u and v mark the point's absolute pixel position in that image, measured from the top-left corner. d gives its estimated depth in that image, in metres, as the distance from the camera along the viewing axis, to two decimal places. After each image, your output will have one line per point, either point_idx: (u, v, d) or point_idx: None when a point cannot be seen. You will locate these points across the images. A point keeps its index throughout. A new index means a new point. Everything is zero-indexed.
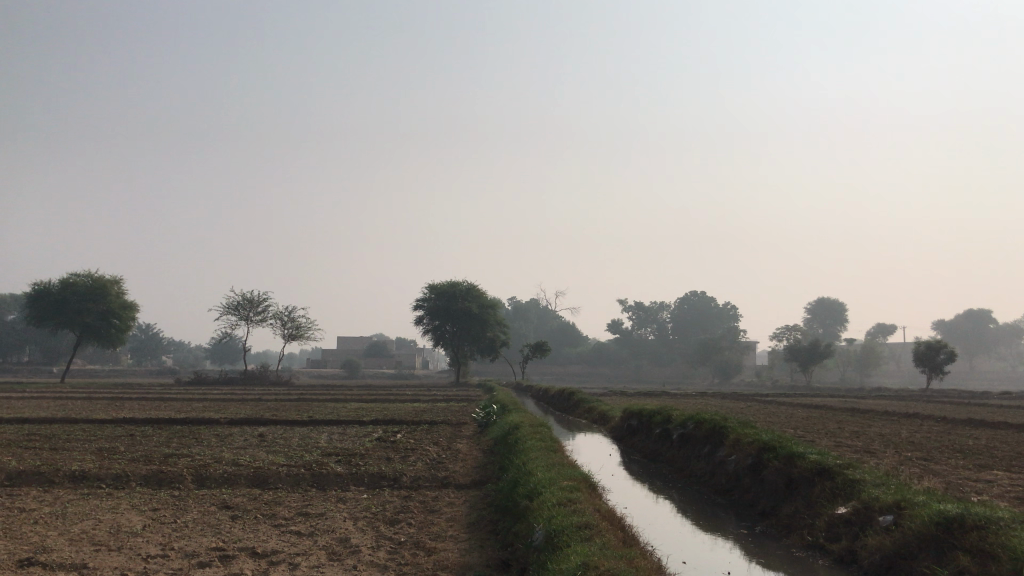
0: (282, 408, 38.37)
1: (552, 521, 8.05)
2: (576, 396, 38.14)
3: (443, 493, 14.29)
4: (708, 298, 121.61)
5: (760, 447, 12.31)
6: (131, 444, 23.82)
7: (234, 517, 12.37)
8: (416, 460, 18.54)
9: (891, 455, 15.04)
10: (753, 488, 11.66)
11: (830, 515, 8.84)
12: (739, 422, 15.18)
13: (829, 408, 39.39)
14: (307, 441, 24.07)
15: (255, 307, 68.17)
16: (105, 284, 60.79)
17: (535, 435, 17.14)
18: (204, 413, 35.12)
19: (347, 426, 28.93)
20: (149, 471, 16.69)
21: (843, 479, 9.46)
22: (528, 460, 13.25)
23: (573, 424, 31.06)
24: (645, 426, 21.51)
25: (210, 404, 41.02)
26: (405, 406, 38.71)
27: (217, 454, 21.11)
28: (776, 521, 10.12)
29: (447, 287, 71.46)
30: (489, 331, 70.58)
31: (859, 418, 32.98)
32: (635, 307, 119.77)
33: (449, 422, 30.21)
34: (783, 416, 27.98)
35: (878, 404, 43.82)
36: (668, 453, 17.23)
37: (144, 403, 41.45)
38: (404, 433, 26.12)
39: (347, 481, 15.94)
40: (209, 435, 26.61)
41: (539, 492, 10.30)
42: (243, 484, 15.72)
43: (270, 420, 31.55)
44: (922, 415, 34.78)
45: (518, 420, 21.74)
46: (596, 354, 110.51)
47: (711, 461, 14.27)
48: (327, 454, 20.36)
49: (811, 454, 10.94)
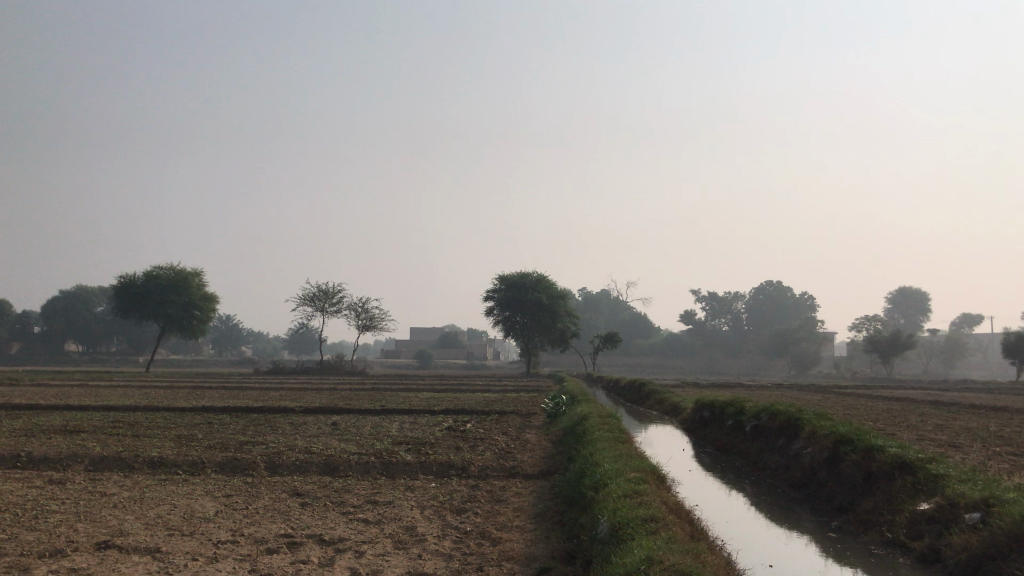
0: (355, 397, 38.90)
1: (617, 512, 7.85)
2: (646, 387, 37.73)
3: (510, 483, 14.22)
4: (783, 288, 119.29)
5: (837, 440, 11.85)
6: (209, 431, 24.39)
7: (303, 504, 12.49)
8: (484, 449, 18.55)
9: (977, 450, 14.38)
10: (830, 482, 11.25)
11: (911, 511, 8.41)
12: (815, 414, 14.70)
13: (911, 401, 38.07)
14: (379, 430, 24.29)
15: (331, 298, 69.33)
16: (186, 277, 62.65)
17: (604, 426, 16.89)
18: (280, 402, 35.80)
19: (417, 415, 29.18)
20: (224, 458, 17.06)
21: (926, 474, 9.00)
22: (596, 451, 13.04)
23: (644, 415, 30.75)
24: (717, 418, 21.09)
25: (286, 393, 42.01)
26: (476, 396, 38.89)
27: (291, 442, 21.44)
28: (854, 517, 9.72)
29: (517, 278, 71.60)
30: (559, 322, 70.40)
31: (943, 410, 31.73)
32: (709, 296, 116.86)
33: (518, 412, 30.20)
34: (862, 409, 27.10)
35: (963, 397, 42.08)
36: (740, 445, 16.81)
37: (224, 392, 42.57)
38: (474, 423, 26.16)
39: (415, 469, 16.01)
40: (284, 424, 27.10)
41: (606, 483, 10.10)
42: (314, 471, 15.91)
43: (344, 409, 32.00)
44: (1011, 408, 33.35)
45: (587, 411, 21.53)
46: (669, 345, 109.30)
47: (785, 454, 13.85)
48: (397, 443, 20.47)
49: (891, 447, 10.47)
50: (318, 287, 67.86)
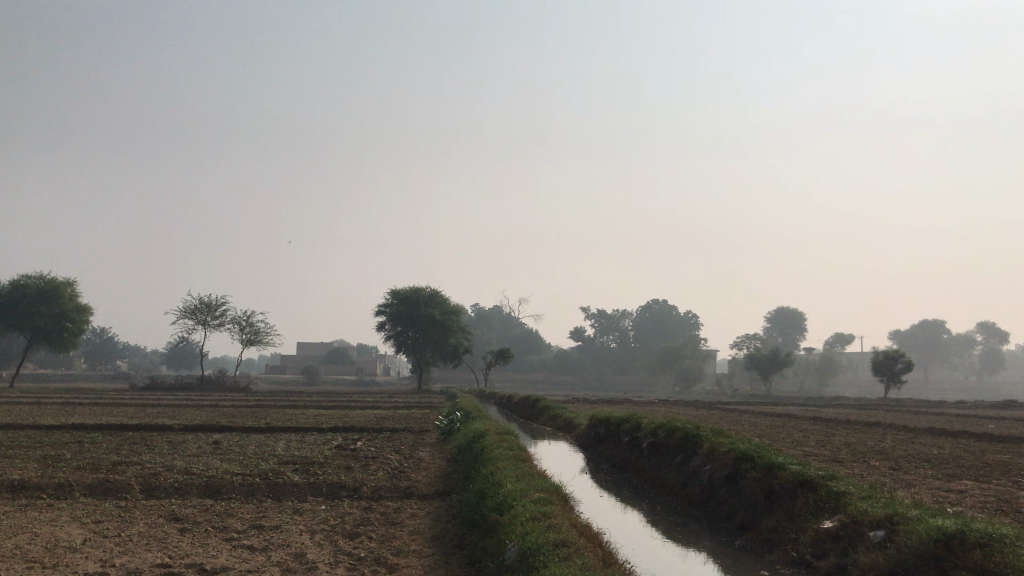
0: (239, 415, 37.34)
1: (525, 537, 7.49)
2: (539, 403, 37.68)
3: (405, 504, 13.70)
4: (669, 307, 122.60)
5: (736, 457, 11.87)
6: (77, 451, 22.75)
7: (182, 531, 11.59)
8: (376, 469, 17.89)
9: (859, 465, 14.78)
10: (730, 500, 11.25)
11: (816, 529, 8.39)
12: (712, 430, 14.79)
13: (791, 417, 39.48)
14: (263, 449, 23.27)
15: (213, 311, 66.76)
16: (58, 286, 59.14)
17: (502, 443, 16.60)
18: (157, 419, 34.00)
19: (305, 434, 28.12)
20: (94, 480, 15.82)
21: (828, 492, 9.05)
22: (495, 471, 12.69)
23: (537, 432, 30.69)
24: (613, 434, 21.07)
25: (164, 410, 39.95)
26: (367, 413, 37.98)
27: (169, 462, 20.27)
28: (757, 536, 9.68)
29: (409, 293, 70.78)
30: (452, 337, 69.94)
31: (822, 427, 32.89)
32: (598, 314, 118.96)
33: (410, 429, 29.60)
34: (749, 425, 27.74)
35: (838, 414, 43.89)
36: (637, 462, 16.81)
37: (96, 408, 40.12)
38: (364, 441, 25.47)
39: (304, 491, 15.22)
40: (161, 442, 25.67)
41: (509, 505, 9.75)
42: (194, 494, 14.96)
43: (226, 427, 30.59)
44: (885, 424, 34.87)
45: (483, 428, 21.25)
46: (559, 361, 110.42)
47: (683, 471, 13.84)
48: (284, 463, 19.63)
49: (791, 464, 10.53)
50: (201, 299, 65.19)
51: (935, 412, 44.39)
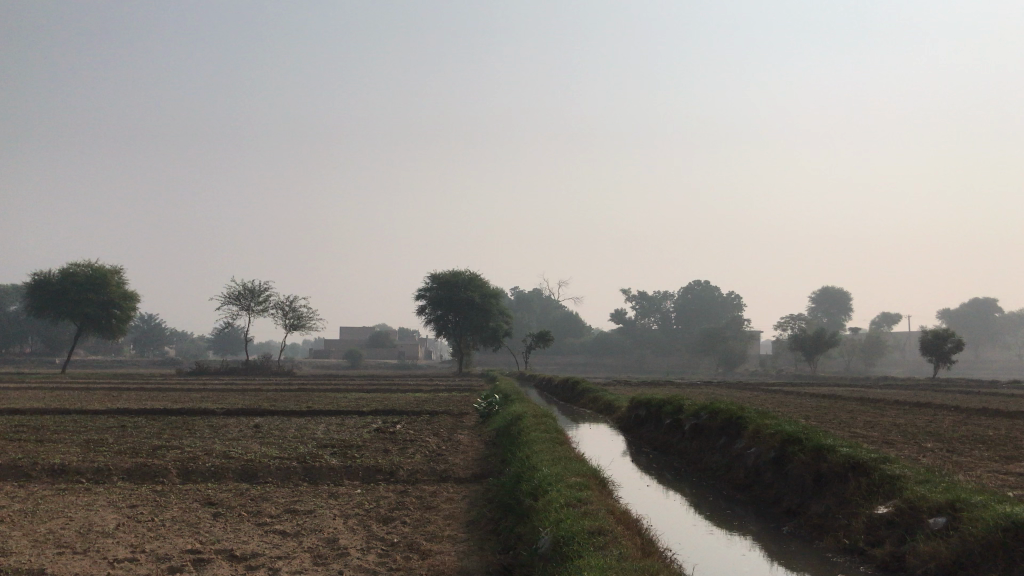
0: (281, 398, 37.51)
1: (559, 524, 7.12)
2: (580, 385, 37.26)
3: (441, 488, 13.45)
4: (711, 288, 121.25)
5: (783, 439, 11.37)
6: (120, 435, 22.89)
7: (216, 515, 11.45)
8: (414, 452, 17.68)
9: (910, 447, 14.20)
10: (777, 484, 10.77)
11: (870, 515, 7.92)
12: (756, 412, 14.30)
13: (838, 398, 38.51)
14: (303, 433, 23.19)
15: (257, 296, 67.34)
16: (106, 274, 60.00)
17: (540, 426, 16.27)
18: (200, 404, 34.22)
19: (345, 416, 28.11)
20: (133, 464, 15.84)
21: (881, 475, 8.57)
22: (533, 453, 12.37)
23: (578, 414, 30.31)
24: (654, 416, 20.64)
25: (207, 394, 40.29)
26: (407, 396, 37.87)
27: (209, 446, 20.27)
28: (806, 522, 9.22)
29: (449, 276, 70.68)
30: (491, 321, 69.71)
31: (871, 408, 31.96)
32: (639, 296, 117.86)
33: (450, 412, 29.41)
34: (793, 405, 27.11)
35: (885, 393, 42.82)
36: (679, 445, 16.36)
37: (141, 393, 40.59)
38: (403, 424, 25.29)
39: (340, 475, 15.06)
40: (203, 426, 25.79)
41: (544, 490, 9.41)
42: (231, 478, 14.87)
43: (267, 411, 30.67)
44: (937, 404, 33.70)
45: (521, 410, 20.94)
46: (600, 344, 109.81)
47: (727, 454, 13.37)
48: (322, 446, 19.51)
49: (841, 446, 10.02)
50: (244, 285, 65.79)
51: (990, 392, 42.89)
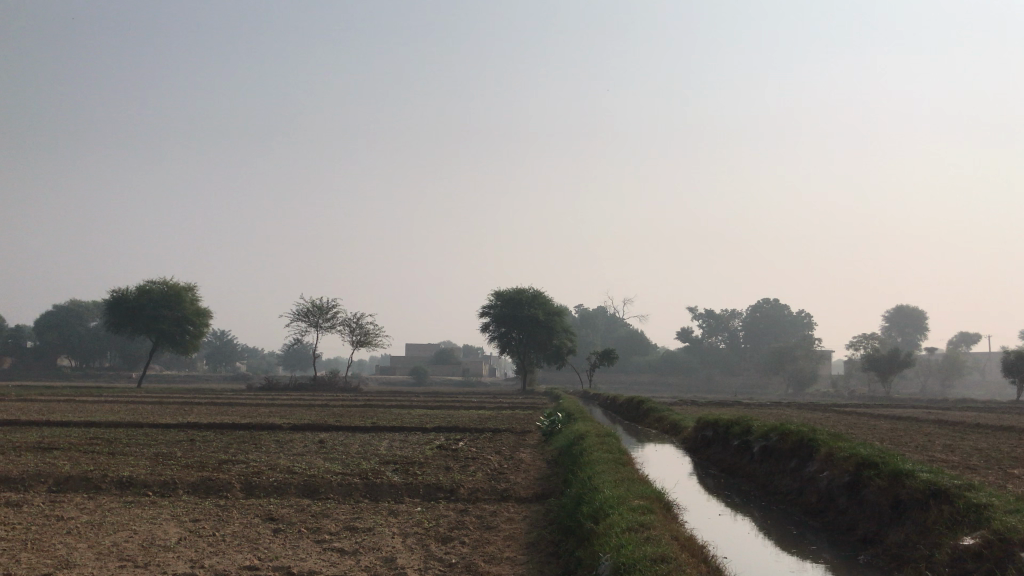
0: (348, 414, 37.78)
1: (620, 550, 6.82)
2: (644, 405, 36.72)
3: (501, 507, 13.24)
4: (780, 307, 118.77)
5: (858, 463, 10.85)
6: (189, 449, 23.33)
7: (276, 531, 11.44)
8: (475, 470, 17.49)
9: (994, 472, 13.45)
10: (851, 511, 10.26)
11: (953, 547, 7.44)
12: (830, 435, 13.73)
13: (914, 420, 37.09)
14: (366, 449, 23.25)
15: (325, 313, 68.33)
16: (181, 291, 61.61)
17: (603, 446, 15.92)
18: (267, 419, 34.64)
19: (409, 433, 28.17)
20: (199, 477, 16.02)
21: (966, 503, 8.05)
22: (594, 474, 12.07)
23: (643, 434, 29.80)
24: (721, 437, 20.10)
25: (276, 409, 40.94)
26: (471, 414, 37.80)
27: (274, 461, 20.45)
28: (883, 551, 8.74)
29: (513, 294, 70.67)
30: (555, 338, 69.37)
31: (951, 430, 30.61)
32: (705, 314, 116.03)
33: (513, 430, 29.18)
34: (866, 427, 26.15)
35: (965, 416, 41.12)
36: (748, 467, 15.86)
37: (212, 408, 41.37)
38: (466, 441, 25.18)
39: (401, 492, 14.97)
40: (270, 441, 26.05)
41: (606, 512, 9.12)
42: (292, 493, 14.91)
43: (333, 426, 30.86)
44: (1020, 428, 32.17)
45: (585, 429, 20.63)
46: (666, 363, 108.31)
47: (798, 477, 12.86)
48: (384, 462, 19.48)
49: (921, 472, 9.49)
50: (312, 302, 66.85)
51: None
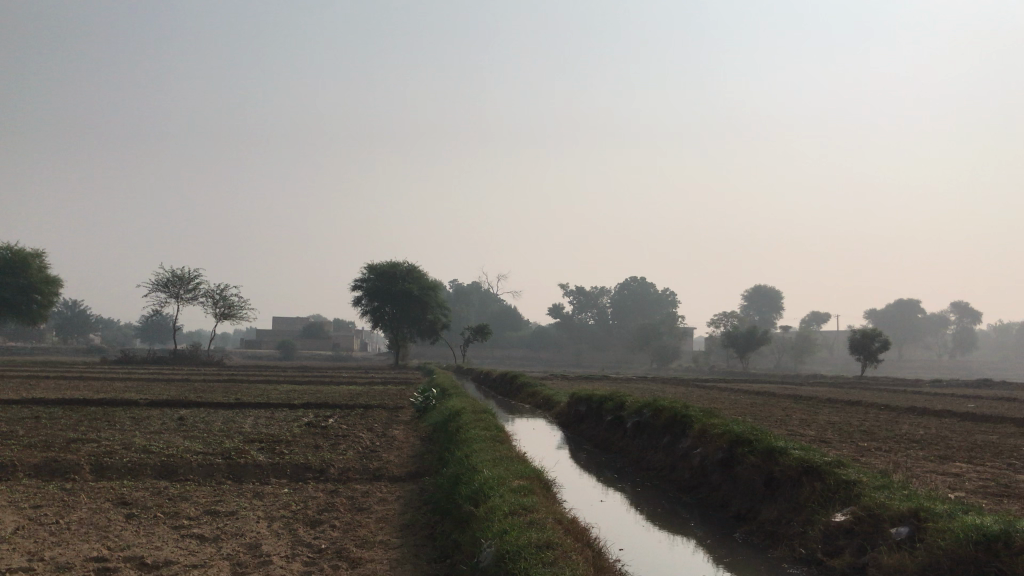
0: (211, 389, 36.12)
1: (503, 537, 6.54)
2: (517, 380, 36.88)
3: (374, 487, 12.78)
4: (647, 285, 122.10)
5: (731, 440, 11.01)
6: (33, 427, 21.62)
7: (129, 517, 10.59)
8: (346, 449, 16.91)
9: (849, 446, 14.05)
10: (725, 487, 10.42)
11: (826, 523, 7.56)
12: (702, 411, 13.95)
13: (771, 395, 38.79)
14: (230, 426, 22.19)
15: (187, 284, 65.23)
16: (26, 258, 57.44)
17: (478, 423, 15.70)
18: (122, 394, 32.67)
19: (275, 410, 27.14)
20: (42, 459, 14.74)
21: (836, 481, 8.22)
22: (471, 453, 11.82)
23: (516, 409, 29.83)
24: (594, 413, 20.23)
25: (132, 384, 38.81)
26: (341, 389, 36.95)
27: (128, 440, 19.21)
28: (757, 528, 8.85)
29: (387, 267, 69.49)
30: (429, 314, 68.88)
31: (805, 405, 32.14)
32: (576, 291, 118.11)
33: (384, 406, 28.64)
34: (729, 403, 27.00)
35: (816, 392, 43.32)
36: (621, 443, 15.98)
37: (61, 382, 38.74)
38: (337, 418, 24.48)
39: (267, 472, 14.28)
40: (124, 418, 24.51)
41: (484, 495, 8.84)
42: (148, 475, 13.94)
43: (194, 402, 29.42)
44: (867, 403, 34.18)
45: (459, 405, 20.34)
46: (537, 338, 109.73)
47: (672, 453, 13.02)
48: (249, 441, 18.59)
49: (793, 449, 9.68)
50: (173, 271, 63.72)
51: (914, 391, 43.79)
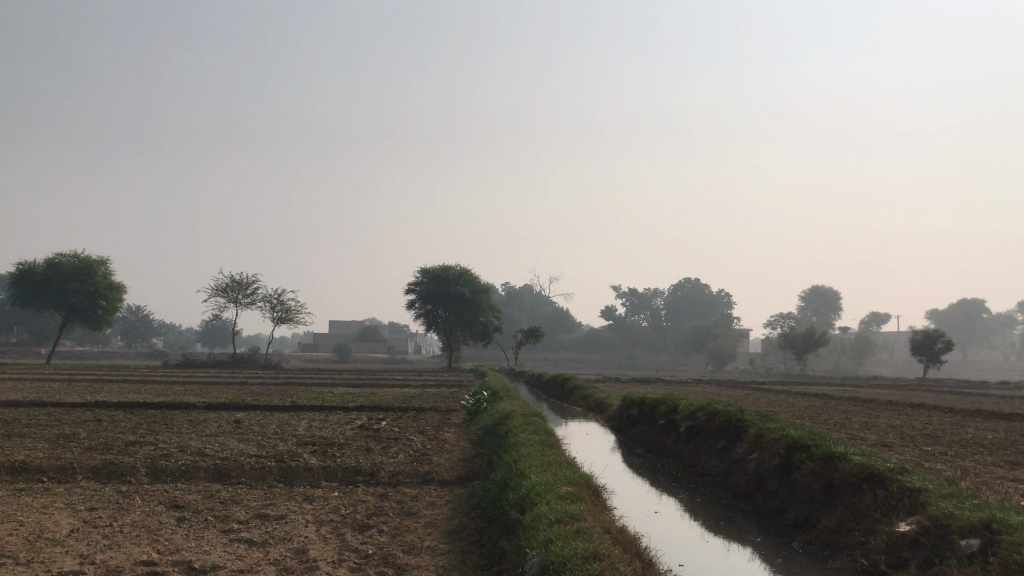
0: (267, 392, 36.57)
1: (548, 547, 6.35)
2: (569, 383, 36.69)
3: (424, 491, 12.70)
4: (700, 286, 120.68)
5: (788, 445, 10.67)
6: (94, 429, 22.08)
7: (180, 521, 10.64)
8: (397, 451, 16.89)
9: (911, 451, 13.55)
10: (782, 493, 10.08)
11: (889, 533, 7.21)
12: (757, 415, 13.59)
13: (830, 397, 37.90)
14: (284, 429, 22.39)
15: (245, 289, 66.35)
16: (92, 265, 58.97)
17: (528, 427, 15.53)
18: (182, 397, 33.29)
19: (329, 412, 27.35)
20: (100, 462, 14.98)
21: (900, 488, 7.84)
22: (520, 458, 11.65)
23: (568, 412, 29.63)
24: (647, 416, 19.91)
25: (191, 388, 39.53)
26: (394, 392, 37.12)
27: (185, 442, 19.50)
28: (815, 537, 8.52)
29: (440, 271, 69.76)
30: (482, 317, 68.99)
31: (865, 408, 31.29)
32: (629, 293, 117.23)
33: (436, 409, 28.66)
34: (785, 405, 26.44)
35: (875, 394, 42.21)
36: (674, 448, 15.66)
37: (123, 386, 39.67)
38: (389, 420, 24.57)
39: (317, 475, 14.31)
40: (182, 421, 24.89)
41: (532, 501, 8.66)
42: (201, 478, 14.08)
43: (250, 405, 29.82)
44: (930, 405, 33.18)
45: (510, 408, 20.22)
46: (590, 340, 109.17)
47: (726, 459, 12.68)
48: (302, 444, 18.71)
49: (854, 455, 9.30)
50: (231, 276, 64.84)
51: (980, 393, 42.40)
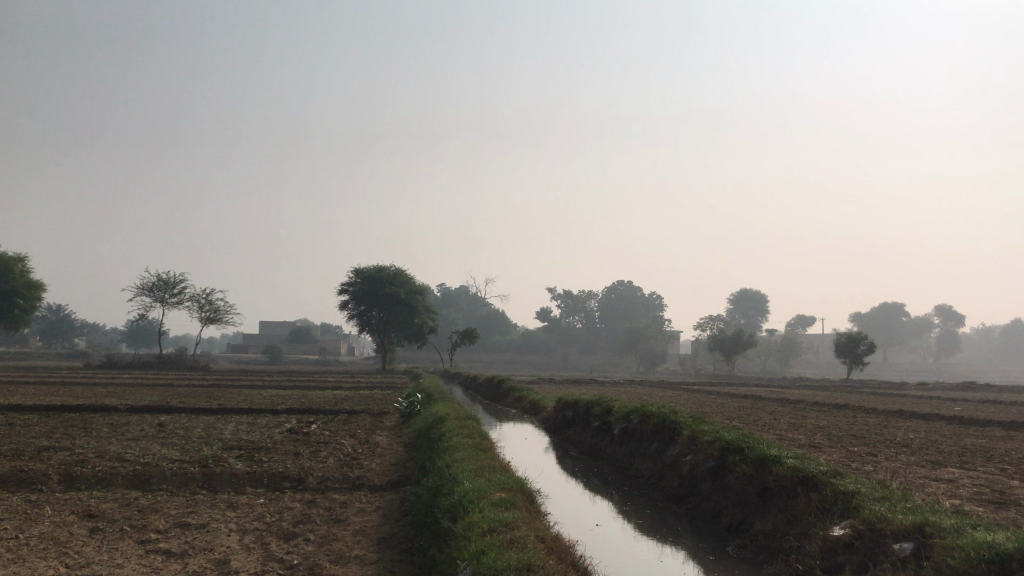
0: (192, 395, 35.49)
1: (480, 557, 6.12)
2: (504, 384, 36.46)
3: (353, 498, 12.34)
4: (634, 288, 121.78)
5: (722, 447, 10.63)
6: (7, 434, 21.06)
7: (93, 532, 10.09)
8: (326, 456, 16.44)
9: (840, 451, 13.71)
10: (716, 496, 10.04)
11: (824, 537, 7.18)
12: (691, 417, 13.58)
13: (760, 399, 38.44)
14: (209, 433, 21.64)
15: (172, 288, 64.50)
16: (9, 262, 56.55)
17: (462, 430, 15.25)
18: (102, 400, 32.02)
19: (257, 415, 26.61)
20: (9, 469, 14.17)
21: (833, 491, 7.84)
22: (452, 462, 11.39)
23: (502, 414, 29.36)
24: (581, 419, 19.81)
25: (113, 389, 38.12)
26: (326, 394, 36.35)
27: (103, 447, 18.69)
28: (751, 540, 8.47)
29: (373, 270, 68.93)
30: (416, 318, 68.46)
31: (793, 409, 31.80)
32: (563, 294, 117.64)
33: (369, 411, 28.16)
34: (716, 407, 26.67)
35: (803, 395, 42.96)
36: (608, 450, 15.58)
37: (40, 388, 38.11)
38: (319, 423, 23.99)
39: (242, 481, 13.81)
40: (102, 425, 23.87)
41: (465, 508, 8.43)
42: (119, 485, 13.45)
43: (175, 408, 28.84)
44: (856, 406, 33.86)
45: (444, 410, 19.89)
46: (525, 342, 109.25)
47: (660, 461, 12.62)
48: (228, 448, 18.08)
49: (787, 457, 9.29)
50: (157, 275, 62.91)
51: (900, 394, 43.53)
